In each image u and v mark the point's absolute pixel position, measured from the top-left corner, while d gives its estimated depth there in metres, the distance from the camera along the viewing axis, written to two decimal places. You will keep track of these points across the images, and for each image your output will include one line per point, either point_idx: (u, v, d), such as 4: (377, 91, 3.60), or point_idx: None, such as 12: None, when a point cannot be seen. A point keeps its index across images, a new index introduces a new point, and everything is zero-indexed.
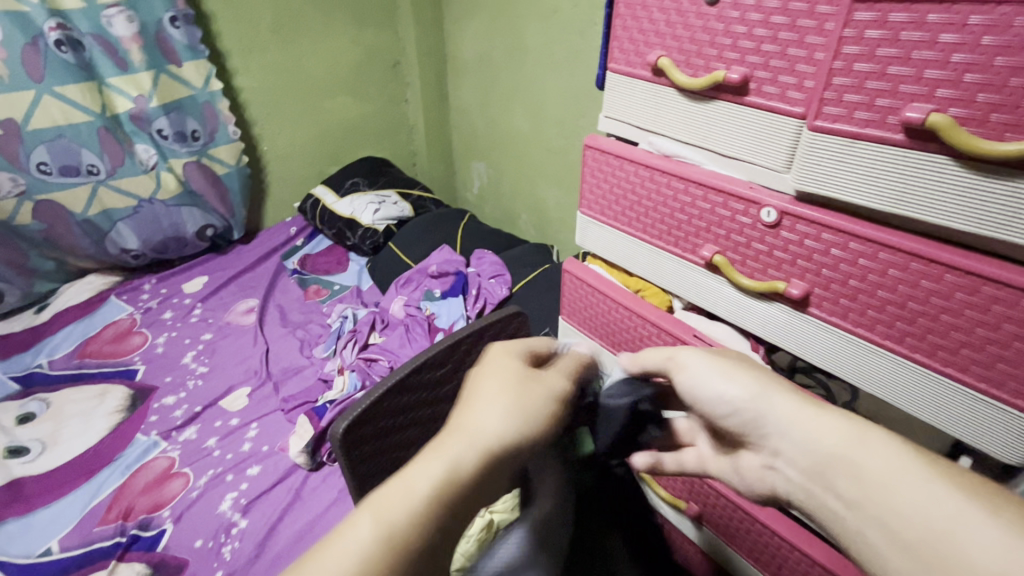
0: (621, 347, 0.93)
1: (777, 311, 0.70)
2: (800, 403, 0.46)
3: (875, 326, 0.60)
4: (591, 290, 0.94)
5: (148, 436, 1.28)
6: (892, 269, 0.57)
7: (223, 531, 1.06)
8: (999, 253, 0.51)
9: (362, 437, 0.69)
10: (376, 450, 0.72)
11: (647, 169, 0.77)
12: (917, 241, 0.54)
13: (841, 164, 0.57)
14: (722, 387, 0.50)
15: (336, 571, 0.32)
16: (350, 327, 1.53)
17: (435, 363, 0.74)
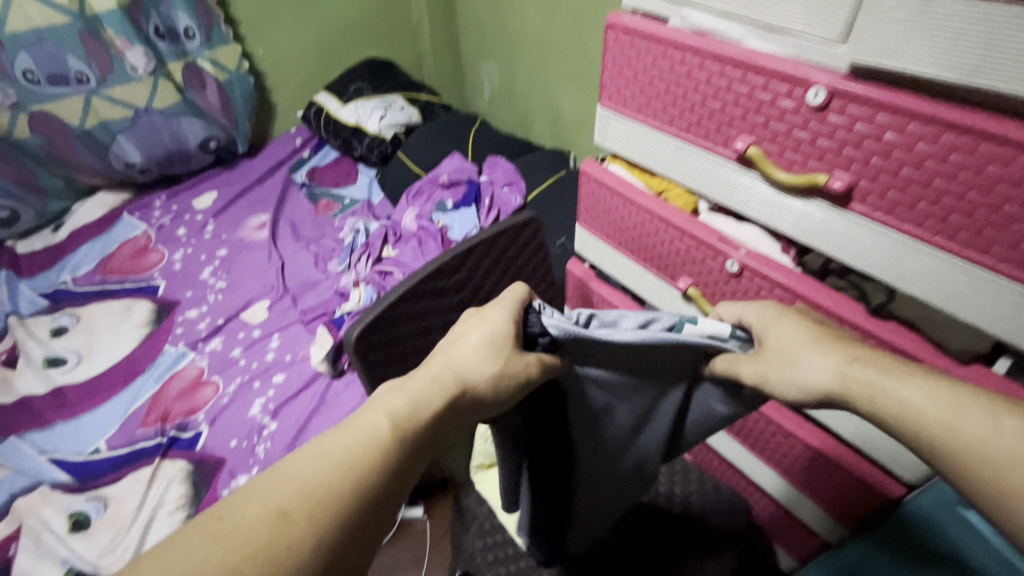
0: (640, 253, 0.89)
1: (813, 209, 0.64)
2: (878, 367, 0.47)
3: (924, 221, 0.55)
4: (610, 193, 0.88)
5: (176, 347, 1.32)
6: (955, 154, 0.50)
7: (255, 432, 1.11)
8: None
9: (376, 345, 0.69)
10: (390, 359, 0.71)
11: (678, 49, 0.69)
12: (992, 119, 0.47)
13: (911, 28, 0.49)
14: (799, 362, 0.51)
15: (347, 442, 0.48)
16: (363, 240, 1.51)
17: (444, 271, 0.74)
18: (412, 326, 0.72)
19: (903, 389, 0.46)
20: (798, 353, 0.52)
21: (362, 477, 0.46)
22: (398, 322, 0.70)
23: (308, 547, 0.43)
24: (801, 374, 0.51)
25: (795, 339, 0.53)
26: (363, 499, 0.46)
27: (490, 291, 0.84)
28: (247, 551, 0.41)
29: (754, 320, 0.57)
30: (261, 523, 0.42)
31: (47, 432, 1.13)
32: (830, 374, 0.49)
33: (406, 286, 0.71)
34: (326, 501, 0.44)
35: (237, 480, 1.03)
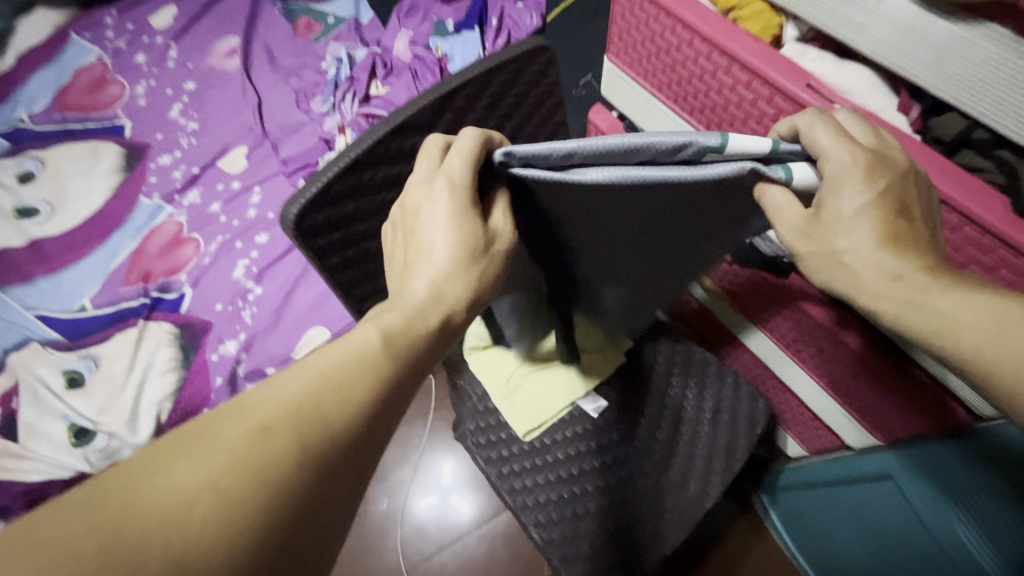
0: (684, 103, 0.67)
1: (977, 46, 0.45)
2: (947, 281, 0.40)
3: None
4: (655, 13, 0.63)
5: (152, 199, 1.20)
6: None
7: (240, 297, 1.04)
8: None
9: (328, 226, 0.54)
10: (350, 241, 0.57)
11: None
12: None
13: None
14: (850, 258, 0.41)
15: (338, 356, 0.38)
16: (348, 74, 1.25)
17: (412, 127, 0.55)
18: (377, 201, 0.56)
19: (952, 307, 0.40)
20: (851, 231, 0.41)
21: (364, 393, 0.37)
22: (356, 195, 0.54)
23: (297, 465, 0.33)
24: (851, 272, 0.41)
25: (868, 225, 0.41)
26: (365, 420, 0.37)
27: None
28: (223, 468, 0.32)
29: (826, 170, 0.41)
30: (239, 441, 0.33)
31: (31, 289, 1.08)
32: (884, 274, 0.41)
33: (364, 146, 0.53)
34: (317, 417, 0.35)
35: (225, 347, 0.99)
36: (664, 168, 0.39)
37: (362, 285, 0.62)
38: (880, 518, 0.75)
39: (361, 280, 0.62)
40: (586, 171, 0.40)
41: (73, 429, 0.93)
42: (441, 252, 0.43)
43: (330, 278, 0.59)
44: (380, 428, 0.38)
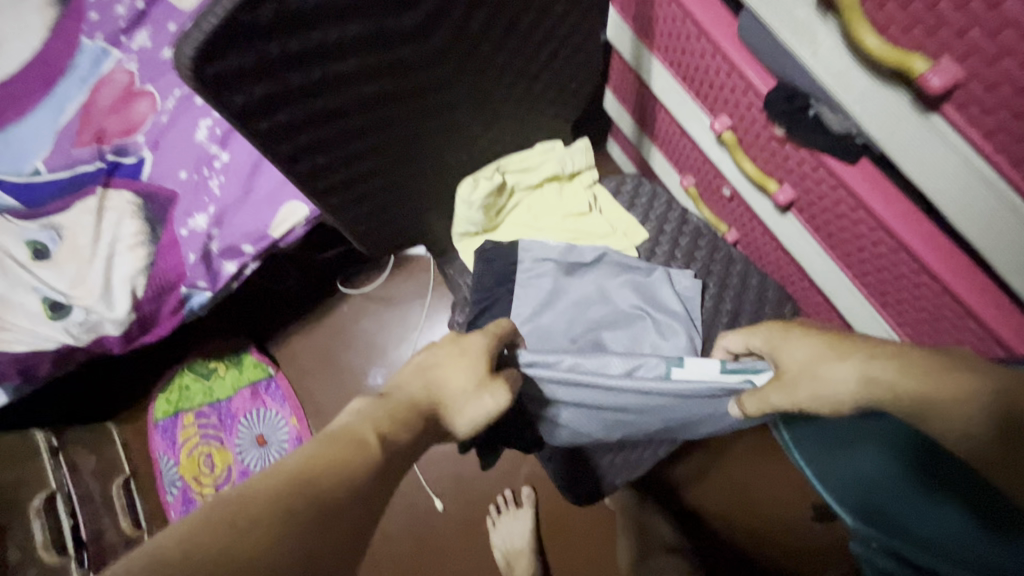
0: None
1: None
2: (908, 366, 0.46)
3: None
4: None
5: (95, 42, 1.01)
6: None
7: (205, 164, 0.91)
8: None
9: (243, 77, 0.40)
10: (278, 97, 0.44)
11: None
12: None
13: None
14: (826, 388, 0.49)
15: (315, 449, 0.46)
16: None
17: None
18: (310, 41, 0.42)
19: (922, 395, 0.46)
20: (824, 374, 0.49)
21: (345, 476, 0.45)
22: (275, 32, 0.40)
23: (298, 523, 0.40)
24: (835, 390, 0.49)
25: (816, 355, 0.50)
26: (347, 497, 0.44)
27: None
28: (236, 538, 0.38)
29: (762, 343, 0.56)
30: (257, 511, 0.40)
31: None
32: (861, 384, 0.48)
33: None
34: (306, 500, 0.42)
35: (193, 221, 0.90)
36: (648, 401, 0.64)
37: (307, 154, 0.51)
38: (869, 482, 0.54)
39: (302, 150, 0.50)
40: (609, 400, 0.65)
41: (47, 302, 0.89)
42: (456, 388, 0.56)
43: (259, 146, 0.46)
44: (365, 503, 0.46)
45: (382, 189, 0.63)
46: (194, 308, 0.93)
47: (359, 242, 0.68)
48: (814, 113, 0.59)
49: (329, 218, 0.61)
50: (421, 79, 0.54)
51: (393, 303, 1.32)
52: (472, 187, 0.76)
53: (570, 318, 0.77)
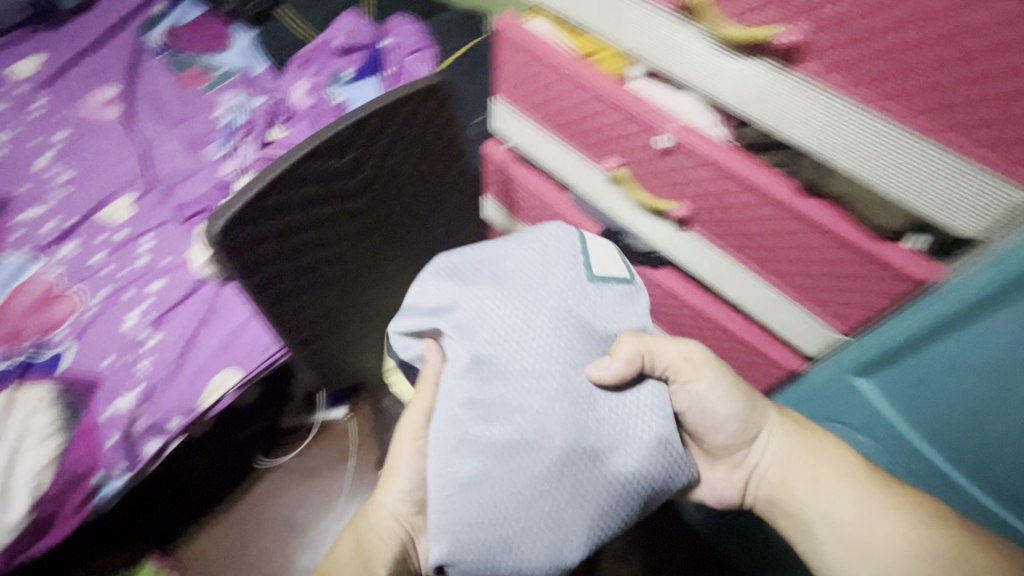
0: (565, 129, 0.79)
1: (758, 69, 0.55)
2: (841, 464, 0.66)
3: (881, 82, 0.49)
4: (540, 68, 0.75)
5: (19, 253, 1.08)
6: (930, 19, 0.44)
7: (133, 347, 0.97)
8: None
9: (256, 263, 0.66)
10: (278, 270, 0.69)
11: None
12: None
13: None
14: (763, 444, 0.69)
15: None
16: (243, 122, 1.22)
17: (313, 154, 0.64)
18: (286, 240, 0.67)
19: (843, 511, 0.64)
20: (717, 400, 0.66)
21: None
22: (271, 233, 0.65)
23: None
24: (759, 453, 0.70)
25: (773, 423, 0.70)
26: None
27: (381, 173, 0.74)
28: None
29: (697, 355, 0.65)
30: None
31: None
32: (781, 461, 0.69)
33: (265, 183, 0.61)
34: None
35: (116, 403, 0.92)
36: (571, 331, 0.57)
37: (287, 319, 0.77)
38: None
39: (291, 309, 0.76)
40: (512, 341, 0.55)
41: None
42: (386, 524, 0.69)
43: (263, 305, 0.72)
44: None
45: (335, 336, 0.87)
46: (102, 500, 0.87)
47: (325, 377, 0.93)
48: (627, 241, 0.85)
49: (300, 360, 0.86)
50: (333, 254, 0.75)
51: (315, 473, 1.29)
52: None
53: (485, 353, 0.55)
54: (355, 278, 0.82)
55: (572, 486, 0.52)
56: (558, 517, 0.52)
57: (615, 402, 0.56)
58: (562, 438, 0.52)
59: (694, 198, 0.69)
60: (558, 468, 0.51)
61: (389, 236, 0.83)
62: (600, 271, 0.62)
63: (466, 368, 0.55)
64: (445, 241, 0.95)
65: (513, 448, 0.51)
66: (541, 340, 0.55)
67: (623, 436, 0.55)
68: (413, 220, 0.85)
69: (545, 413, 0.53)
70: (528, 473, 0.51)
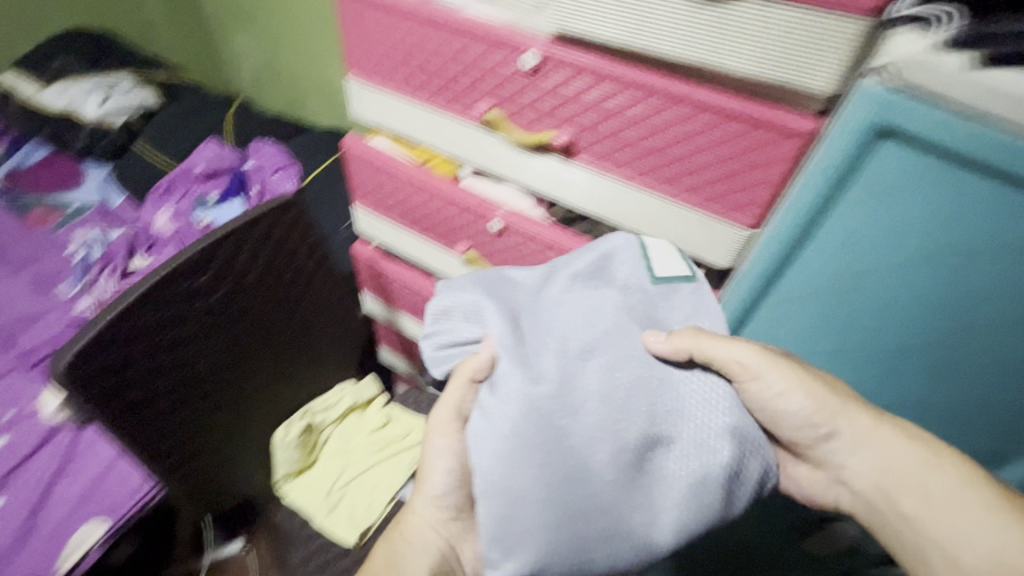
0: (418, 223, 0.90)
1: (551, 162, 0.69)
2: (953, 478, 0.51)
3: (632, 164, 0.64)
4: (387, 175, 0.87)
5: None
6: (647, 118, 0.59)
7: None
8: (735, 86, 0.54)
9: (112, 393, 0.65)
10: (139, 398, 0.68)
11: (425, 27, 0.67)
12: (668, 79, 0.56)
13: (604, 17, 0.55)
14: (857, 454, 0.55)
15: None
16: (99, 255, 1.19)
17: (171, 278, 0.67)
18: (147, 364, 0.68)
19: (959, 535, 0.49)
20: (778, 400, 0.54)
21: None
22: (129, 359, 0.65)
23: None
24: (846, 460, 0.56)
25: (866, 430, 0.54)
26: None
27: (242, 289, 0.78)
28: None
29: (754, 353, 0.53)
30: None
31: None
32: (875, 469, 0.54)
33: (117, 312, 0.63)
34: None
35: None
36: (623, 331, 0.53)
37: (155, 449, 0.74)
38: None
39: (160, 436, 0.73)
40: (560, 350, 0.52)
41: None
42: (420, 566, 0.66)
43: (128, 443, 0.70)
44: None
45: (213, 458, 0.84)
46: None
47: (209, 504, 0.89)
48: None
49: (175, 492, 0.81)
50: (201, 372, 0.76)
51: None
52: (285, 431, 0.91)
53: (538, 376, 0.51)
54: (229, 393, 0.82)
55: (644, 482, 0.49)
56: (625, 515, 0.49)
57: (687, 403, 0.51)
58: (624, 438, 0.49)
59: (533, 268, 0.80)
60: (617, 472, 0.49)
61: (258, 347, 0.84)
62: (658, 269, 0.57)
63: (522, 381, 0.50)
64: (323, 343, 0.98)
65: (571, 462, 0.49)
66: (590, 344, 0.52)
67: (700, 424, 0.50)
68: (284, 327, 0.88)
69: (606, 423, 0.49)
70: (590, 476, 0.49)
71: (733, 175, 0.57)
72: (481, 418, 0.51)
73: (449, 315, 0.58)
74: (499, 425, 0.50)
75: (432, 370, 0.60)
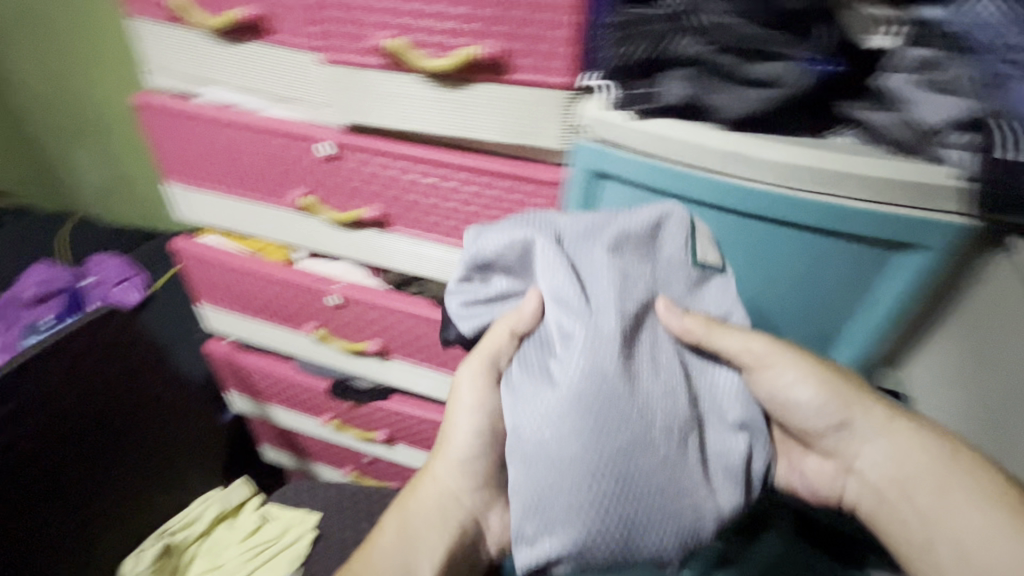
0: (263, 311, 0.90)
1: (370, 234, 0.75)
2: (966, 479, 0.45)
3: (438, 226, 0.71)
4: (223, 269, 0.87)
5: None
6: (438, 185, 0.67)
7: None
8: (497, 150, 0.64)
9: None
10: None
11: (226, 129, 0.72)
12: (445, 151, 0.64)
13: (375, 109, 0.63)
14: (869, 448, 0.49)
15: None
16: None
17: None
18: None
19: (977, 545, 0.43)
20: (790, 387, 0.48)
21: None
22: None
23: None
24: (859, 456, 0.50)
25: (878, 422, 0.49)
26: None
27: (24, 410, 0.72)
28: None
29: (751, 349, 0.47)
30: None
31: None
32: (892, 465, 0.48)
33: None
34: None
35: None
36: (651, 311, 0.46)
37: None
38: None
39: None
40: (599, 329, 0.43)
41: None
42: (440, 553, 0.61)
43: None
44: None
45: None
46: None
47: None
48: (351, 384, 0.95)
49: None
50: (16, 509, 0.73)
51: None
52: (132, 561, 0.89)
53: (579, 354, 0.43)
54: (57, 526, 0.80)
55: (677, 490, 0.43)
56: (670, 518, 0.43)
57: (713, 386, 0.47)
58: (662, 437, 0.43)
59: (378, 333, 0.84)
60: (657, 473, 0.42)
61: (55, 471, 0.78)
62: (701, 251, 0.48)
63: (584, 338, 0.43)
64: (150, 450, 0.92)
65: (627, 449, 0.41)
66: (636, 324, 0.44)
67: (722, 411, 0.46)
68: (118, 445, 0.87)
69: (647, 416, 0.43)
70: (646, 456, 0.42)
71: None
72: (527, 396, 0.44)
73: (489, 269, 0.49)
74: (549, 408, 0.42)
75: (458, 325, 0.52)
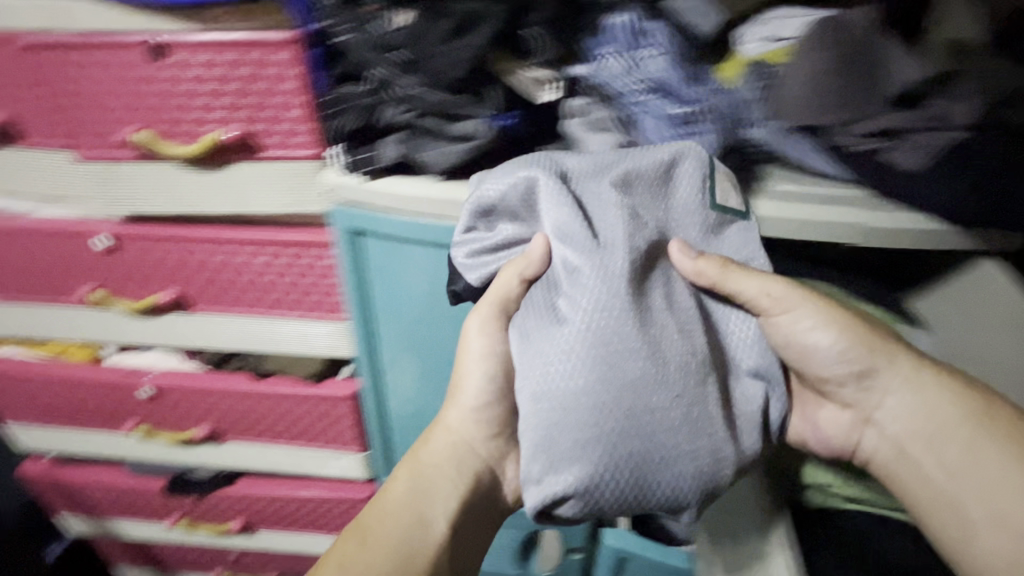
0: (78, 416, 0.84)
1: (172, 320, 0.74)
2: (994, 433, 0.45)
3: (238, 301, 0.71)
4: (23, 380, 0.81)
5: None
6: (227, 262, 0.68)
7: None
8: (278, 221, 0.66)
9: None
10: None
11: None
12: (225, 229, 0.66)
13: (144, 198, 0.63)
14: (901, 403, 0.49)
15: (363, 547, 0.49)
16: None
17: None
18: None
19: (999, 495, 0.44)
20: (807, 333, 0.48)
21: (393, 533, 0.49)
22: None
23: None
24: (881, 407, 0.50)
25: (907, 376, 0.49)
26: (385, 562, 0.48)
27: None
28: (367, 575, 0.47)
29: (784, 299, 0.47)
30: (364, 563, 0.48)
31: None
32: (916, 416, 0.49)
33: None
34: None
35: None
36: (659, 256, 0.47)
37: None
38: None
39: None
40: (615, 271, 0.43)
41: None
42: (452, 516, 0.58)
43: None
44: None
45: None
46: None
47: None
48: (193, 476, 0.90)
49: None
50: None
51: None
52: None
53: (594, 292, 0.43)
54: None
55: (698, 426, 0.44)
56: (688, 451, 0.43)
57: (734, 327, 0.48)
58: (679, 376, 0.43)
59: (206, 418, 0.81)
60: (685, 401, 0.43)
61: None
62: (720, 196, 0.48)
63: (594, 273, 0.43)
64: None
65: (638, 384, 0.42)
66: (643, 264, 0.45)
67: (738, 359, 0.48)
68: None
69: (664, 358, 0.43)
70: (661, 392, 0.43)
71: (311, 289, 0.69)
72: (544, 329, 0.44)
73: (494, 215, 0.49)
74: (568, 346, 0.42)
75: (467, 275, 0.51)
